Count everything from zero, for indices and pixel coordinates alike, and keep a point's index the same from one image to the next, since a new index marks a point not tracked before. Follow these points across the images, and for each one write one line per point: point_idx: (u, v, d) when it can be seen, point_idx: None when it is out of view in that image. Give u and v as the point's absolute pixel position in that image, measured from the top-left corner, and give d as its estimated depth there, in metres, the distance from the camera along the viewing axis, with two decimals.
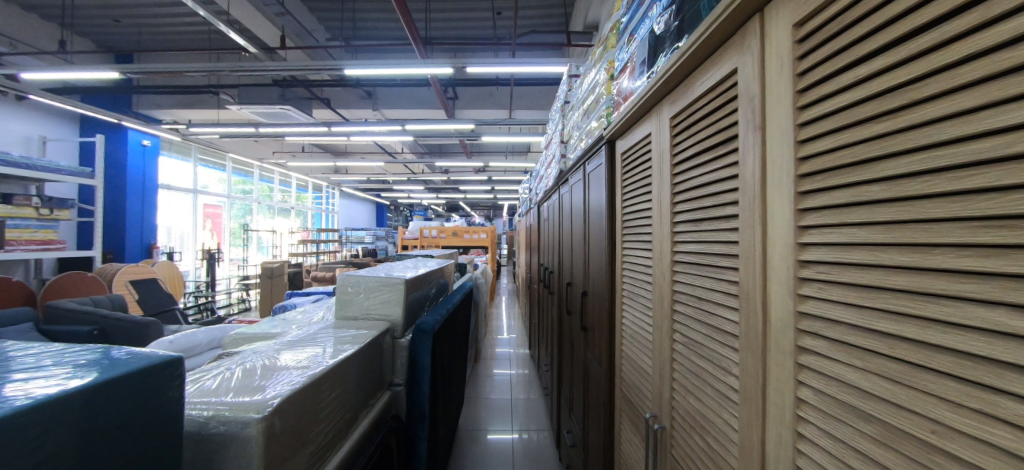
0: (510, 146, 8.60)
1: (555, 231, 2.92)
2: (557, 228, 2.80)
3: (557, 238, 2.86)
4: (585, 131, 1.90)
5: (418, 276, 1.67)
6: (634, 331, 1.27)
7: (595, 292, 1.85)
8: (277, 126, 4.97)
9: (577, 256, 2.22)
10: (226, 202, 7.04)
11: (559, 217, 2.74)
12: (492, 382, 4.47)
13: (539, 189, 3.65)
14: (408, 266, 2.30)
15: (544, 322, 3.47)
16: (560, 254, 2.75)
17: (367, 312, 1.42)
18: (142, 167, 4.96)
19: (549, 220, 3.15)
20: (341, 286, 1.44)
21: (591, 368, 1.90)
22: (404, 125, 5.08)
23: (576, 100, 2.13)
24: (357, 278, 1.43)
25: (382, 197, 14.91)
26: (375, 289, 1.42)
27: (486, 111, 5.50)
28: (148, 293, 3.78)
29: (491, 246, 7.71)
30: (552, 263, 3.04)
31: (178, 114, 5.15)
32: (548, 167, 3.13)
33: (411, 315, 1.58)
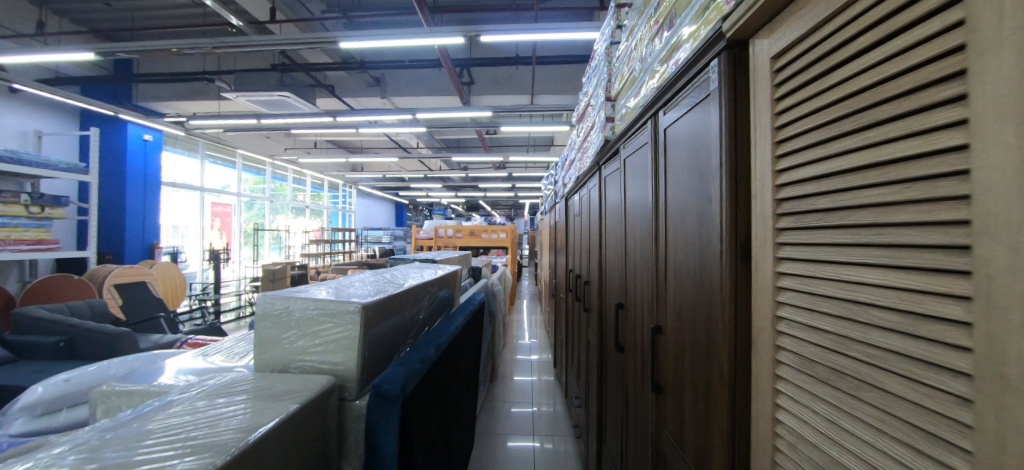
0: (531, 140, 8.04)
1: (588, 226, 2.40)
2: (592, 222, 2.28)
3: (591, 234, 2.33)
4: (658, 71, 1.38)
5: (396, 296, 1.20)
6: (868, 437, 0.64)
7: (686, 321, 1.23)
8: (284, 112, 4.78)
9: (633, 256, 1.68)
10: (235, 202, 7.14)
11: (596, 207, 2.22)
12: (505, 391, 4.03)
13: (566, 179, 3.08)
14: (398, 276, 1.85)
15: (572, 337, 2.93)
16: (597, 256, 2.22)
17: (301, 354, 0.98)
18: (144, 162, 5.22)
19: (578, 217, 2.60)
20: (263, 312, 1.00)
21: (682, 441, 1.26)
22: (413, 115, 4.70)
23: (632, 42, 1.62)
24: (292, 301, 0.98)
25: (402, 197, 14.74)
26: (313, 321, 0.97)
27: (504, 98, 5.00)
28: (136, 298, 3.74)
29: (510, 246, 7.22)
30: (584, 266, 2.51)
31: (180, 107, 5.26)
32: (580, 148, 2.55)
33: (379, 356, 1.12)
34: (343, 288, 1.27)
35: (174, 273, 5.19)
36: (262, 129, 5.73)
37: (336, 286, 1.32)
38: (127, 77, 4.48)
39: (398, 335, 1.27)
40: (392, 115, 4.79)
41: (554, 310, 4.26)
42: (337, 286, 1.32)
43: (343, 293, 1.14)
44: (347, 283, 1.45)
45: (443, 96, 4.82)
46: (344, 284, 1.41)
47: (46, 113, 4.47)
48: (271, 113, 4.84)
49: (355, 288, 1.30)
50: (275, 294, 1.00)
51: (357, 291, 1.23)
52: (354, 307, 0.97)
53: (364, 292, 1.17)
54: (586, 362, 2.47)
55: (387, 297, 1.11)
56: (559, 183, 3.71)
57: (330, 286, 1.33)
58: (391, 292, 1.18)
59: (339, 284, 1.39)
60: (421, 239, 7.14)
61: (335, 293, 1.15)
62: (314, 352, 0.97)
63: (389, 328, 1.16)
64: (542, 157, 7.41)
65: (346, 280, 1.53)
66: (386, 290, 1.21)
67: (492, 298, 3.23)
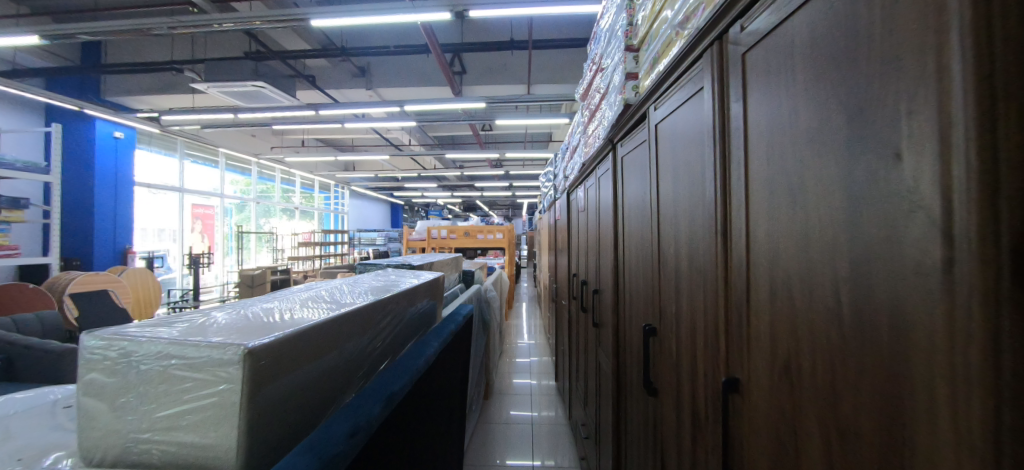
0: (529, 136, 7.72)
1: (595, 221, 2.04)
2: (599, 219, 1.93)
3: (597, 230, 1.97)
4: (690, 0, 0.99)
5: (324, 326, 0.88)
6: None
7: (779, 362, 0.71)
8: (262, 105, 4.48)
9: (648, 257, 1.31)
10: (218, 203, 6.85)
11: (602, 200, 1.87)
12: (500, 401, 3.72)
13: (571, 168, 2.67)
14: (363, 287, 1.53)
15: (574, 347, 2.61)
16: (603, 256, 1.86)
17: (150, 424, 0.67)
18: (115, 162, 4.85)
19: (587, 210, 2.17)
20: (94, 355, 0.68)
21: None
22: (401, 107, 4.40)
23: None
24: (137, 344, 0.67)
25: (397, 197, 14.41)
26: (163, 377, 0.66)
27: (498, 88, 4.68)
28: (97, 308, 3.41)
29: (507, 247, 6.90)
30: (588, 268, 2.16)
31: (153, 102, 4.94)
32: (590, 126, 2.12)
33: (286, 422, 0.78)
34: (258, 314, 0.96)
35: (147, 280, 4.79)
36: (243, 125, 5.42)
37: (252, 311, 1.00)
38: (91, 68, 4.16)
39: (338, 374, 0.95)
40: (378, 107, 4.49)
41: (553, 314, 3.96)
42: (253, 311, 1.00)
43: (244, 325, 0.83)
44: (279, 303, 1.14)
45: (433, 86, 4.50)
46: (274, 306, 1.09)
47: (9, 109, 4.18)
48: (248, 106, 4.54)
49: (278, 313, 0.99)
50: (113, 336, 0.69)
51: (272, 319, 0.91)
52: (222, 354, 0.64)
53: (275, 323, 0.85)
54: (593, 384, 2.08)
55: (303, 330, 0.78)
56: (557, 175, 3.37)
57: (246, 310, 1.02)
58: (313, 320, 0.85)
59: (264, 307, 1.07)
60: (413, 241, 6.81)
61: (232, 326, 0.83)
62: (162, 426, 0.66)
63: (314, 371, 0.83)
64: (540, 153, 7.09)
65: (280, 298, 1.22)
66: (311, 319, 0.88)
67: (484, 306, 2.91)
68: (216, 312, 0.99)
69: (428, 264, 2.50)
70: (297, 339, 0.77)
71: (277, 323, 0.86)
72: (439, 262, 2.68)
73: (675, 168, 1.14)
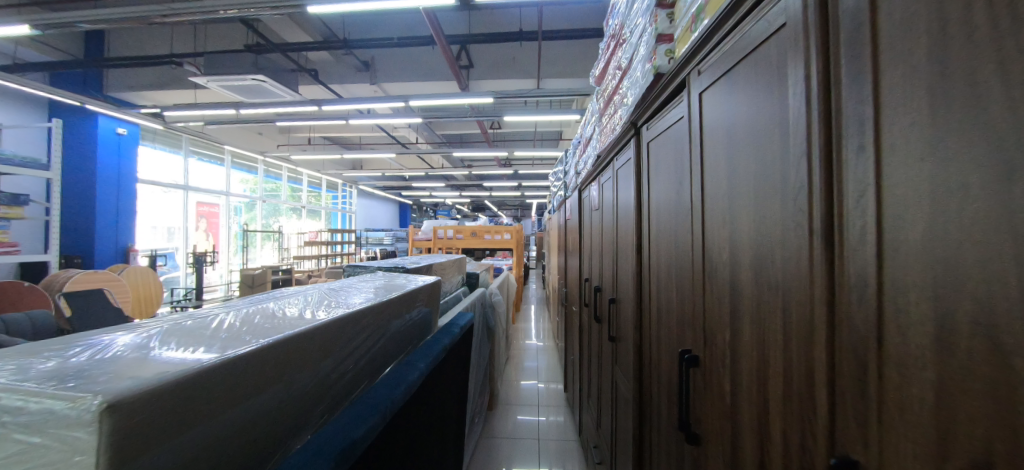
0: (538, 134, 7.53)
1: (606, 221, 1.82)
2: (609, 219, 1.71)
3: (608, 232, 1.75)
4: None
5: (255, 356, 0.69)
6: None
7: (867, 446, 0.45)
8: (265, 100, 4.39)
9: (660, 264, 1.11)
10: (223, 201, 6.93)
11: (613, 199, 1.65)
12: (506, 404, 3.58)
13: (582, 165, 2.39)
14: (348, 291, 1.35)
15: (583, 356, 2.41)
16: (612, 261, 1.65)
17: None
18: (117, 161, 4.96)
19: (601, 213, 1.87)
20: None
21: None
22: (405, 103, 4.26)
23: None
24: None
25: (405, 196, 14.38)
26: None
27: (506, 83, 4.51)
28: (91, 306, 3.38)
29: (516, 247, 6.70)
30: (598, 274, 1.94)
31: (154, 97, 4.95)
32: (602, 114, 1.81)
33: None
34: (191, 331, 0.79)
35: (147, 276, 4.84)
36: (248, 121, 5.35)
37: (191, 325, 0.84)
38: (94, 61, 4.12)
39: (283, 412, 0.77)
40: (382, 103, 4.37)
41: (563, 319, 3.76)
42: (193, 324, 0.84)
43: (155, 349, 0.66)
44: (236, 312, 0.98)
45: (438, 81, 4.35)
46: (227, 316, 0.93)
47: (11, 105, 4.18)
48: (251, 101, 4.45)
49: (215, 331, 0.80)
50: None
51: (201, 339, 0.73)
52: (60, 409, 0.46)
53: (192, 349, 0.67)
54: (607, 408, 1.82)
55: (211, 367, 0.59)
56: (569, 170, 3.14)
57: (188, 323, 0.87)
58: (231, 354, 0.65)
59: (214, 317, 0.91)
60: (418, 241, 6.68)
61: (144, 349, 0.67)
62: None
63: (237, 416, 0.65)
64: (549, 151, 6.90)
65: (243, 305, 1.06)
66: (239, 346, 0.70)
67: (488, 311, 2.73)
68: (152, 324, 0.84)
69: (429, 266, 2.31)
70: (204, 380, 0.58)
71: (198, 347, 0.69)
72: (441, 264, 2.51)
73: (699, 159, 0.93)
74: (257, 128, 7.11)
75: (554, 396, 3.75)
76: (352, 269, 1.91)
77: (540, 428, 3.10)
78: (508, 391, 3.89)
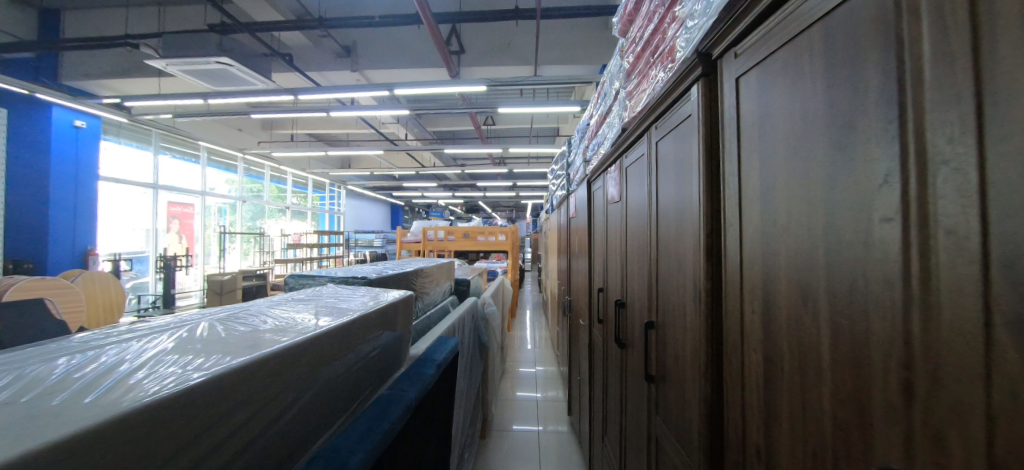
0: (535, 130, 7.16)
1: (613, 218, 1.47)
2: (619, 216, 1.35)
3: (616, 232, 1.40)
4: None
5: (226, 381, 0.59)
6: None
7: None
8: (235, 88, 4.02)
9: (688, 275, 0.78)
10: (198, 201, 6.67)
11: (625, 191, 1.29)
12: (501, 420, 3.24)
13: (591, 148, 1.95)
14: (294, 308, 1.00)
15: (586, 375, 2.07)
16: (620, 267, 1.31)
17: None
18: (74, 155, 4.55)
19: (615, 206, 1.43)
20: None
21: None
22: (390, 92, 3.92)
23: None
24: None
25: (396, 196, 13.97)
26: None
27: (500, 70, 4.15)
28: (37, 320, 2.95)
29: (511, 249, 6.32)
30: (602, 282, 1.60)
31: (116, 87, 4.51)
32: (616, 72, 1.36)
33: None
34: None
35: (106, 281, 4.43)
36: (222, 114, 4.98)
37: None
38: (47, 44, 3.72)
39: (271, 432, 0.68)
40: (365, 93, 4.02)
41: (563, 328, 3.42)
42: (49, 375, 0.56)
43: (121, 370, 0.58)
44: (118, 348, 0.67)
45: (425, 69, 4.01)
46: (68, 365, 0.59)
47: None
48: (219, 89, 4.08)
49: None
50: None
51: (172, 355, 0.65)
52: None
53: None
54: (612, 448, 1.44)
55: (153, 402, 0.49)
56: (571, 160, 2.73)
57: None
58: None
59: (77, 361, 0.61)
60: (406, 243, 6.31)
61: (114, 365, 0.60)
62: None
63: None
64: (546, 148, 6.54)
65: (135, 335, 0.74)
66: None
67: (483, 325, 2.37)
68: (45, 356, 0.63)
69: (414, 276, 1.90)
70: (91, 443, 0.43)
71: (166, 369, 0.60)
72: (428, 273, 2.09)
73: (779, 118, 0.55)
74: (237, 123, 6.91)
75: (551, 410, 3.41)
76: (296, 277, 1.32)
77: (539, 447, 2.77)
78: (502, 405, 3.55)
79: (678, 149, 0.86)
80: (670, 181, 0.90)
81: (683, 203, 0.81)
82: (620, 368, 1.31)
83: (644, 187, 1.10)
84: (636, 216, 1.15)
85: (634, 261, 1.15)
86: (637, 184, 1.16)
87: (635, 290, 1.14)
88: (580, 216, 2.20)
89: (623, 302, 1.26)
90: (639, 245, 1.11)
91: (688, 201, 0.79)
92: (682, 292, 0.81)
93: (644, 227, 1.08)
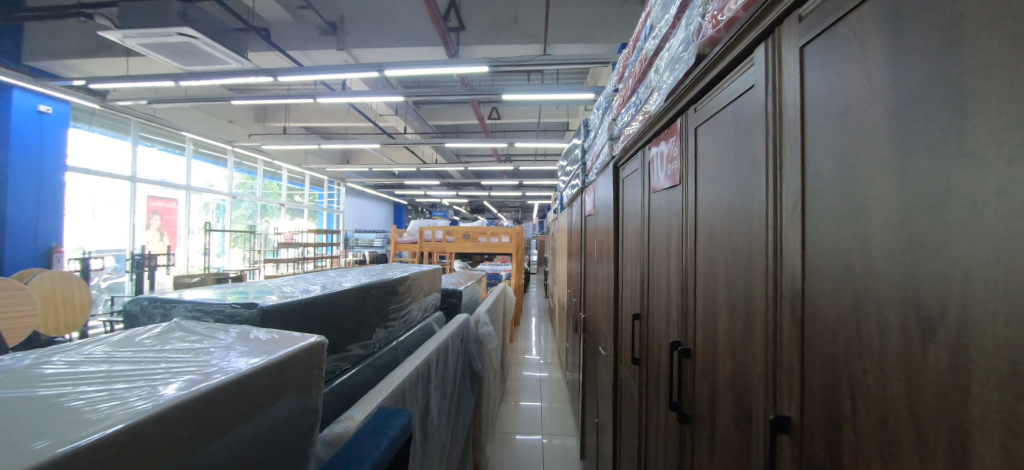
0: (543, 124, 6.67)
1: (657, 215, 1.00)
2: (674, 209, 0.89)
3: (665, 234, 0.93)
4: None
5: (208, 398, 0.47)
6: None
7: None
8: (210, 67, 3.65)
9: (951, 343, 0.31)
10: (183, 195, 6.44)
11: (688, 168, 0.82)
12: (501, 448, 2.80)
13: (616, 126, 1.45)
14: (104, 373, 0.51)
15: (606, 419, 1.58)
16: (677, 287, 0.84)
17: None
18: (38, 140, 4.25)
19: (667, 199, 0.93)
20: None
21: None
22: (379, 73, 3.49)
23: None
24: None
25: (399, 195, 13.59)
26: None
27: (505, 49, 3.68)
28: None
29: (516, 251, 5.82)
30: (634, 302, 1.16)
31: (84, 68, 4.15)
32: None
33: None
34: None
35: (71, 280, 4.02)
36: (203, 99, 4.61)
37: None
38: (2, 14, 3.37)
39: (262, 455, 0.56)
40: (352, 74, 3.61)
41: (573, 343, 2.95)
42: None
43: (71, 386, 0.47)
44: None
45: (419, 47, 3.58)
46: None
47: None
48: (192, 69, 3.72)
49: None
50: None
51: (134, 368, 0.53)
52: None
53: None
54: None
55: (119, 431, 0.38)
56: (587, 146, 2.24)
57: None
58: None
59: None
60: (401, 244, 5.87)
61: (68, 377, 0.49)
62: None
63: None
64: (555, 142, 6.05)
65: None
66: None
67: (476, 349, 1.88)
68: None
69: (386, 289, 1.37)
70: None
71: (129, 385, 0.48)
72: (405, 285, 1.57)
73: None
74: (227, 115, 6.71)
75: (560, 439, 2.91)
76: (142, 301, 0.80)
77: None
78: (505, 427, 3.11)
79: (842, 64, 0.43)
80: (821, 133, 0.46)
81: (853, 173, 0.41)
82: (677, 454, 0.83)
83: (739, 156, 0.64)
84: (717, 206, 0.70)
85: (713, 280, 0.69)
86: (718, 154, 0.71)
87: (715, 331, 0.68)
88: (601, 213, 1.71)
89: (681, 342, 0.81)
90: (728, 255, 0.65)
91: (998, 155, 0.28)
92: (868, 360, 0.39)
93: (738, 222, 0.63)
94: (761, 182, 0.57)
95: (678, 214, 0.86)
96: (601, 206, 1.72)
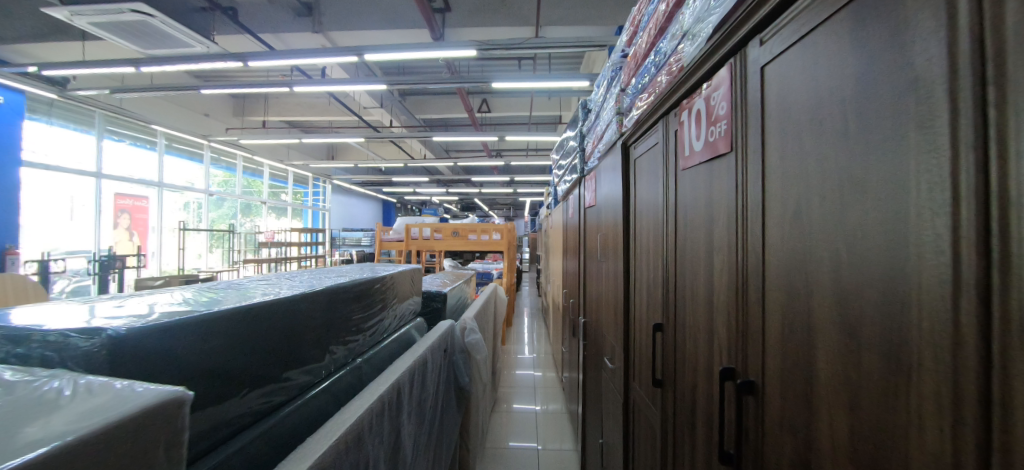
0: (535, 117, 6.45)
1: (690, 202, 0.77)
2: (719, 192, 0.66)
3: (705, 225, 0.70)
4: None
5: None
6: None
7: None
8: (172, 52, 3.35)
9: None
10: (155, 193, 6.06)
11: (745, 134, 0.59)
12: (492, 461, 2.58)
13: (623, 100, 1.23)
14: None
15: (612, 442, 1.35)
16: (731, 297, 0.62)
17: None
18: None
19: (705, 179, 0.71)
20: None
21: None
22: (358, 57, 3.22)
23: None
24: None
25: (388, 193, 13.23)
26: None
27: (494, 32, 3.43)
28: None
29: (508, 249, 5.60)
30: (654, 310, 0.94)
31: (36, 54, 3.79)
32: None
33: None
34: None
35: (26, 283, 3.63)
36: (169, 87, 4.27)
37: None
38: None
39: None
40: (329, 58, 3.33)
41: (569, 346, 2.75)
42: None
43: None
44: None
45: (402, 29, 3.31)
46: None
47: None
48: (151, 53, 3.40)
49: None
50: None
51: None
52: None
53: None
54: None
55: (47, 453, 0.34)
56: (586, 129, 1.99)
57: None
58: None
59: None
60: (386, 242, 5.57)
61: None
62: None
63: None
64: (548, 136, 5.82)
65: None
66: None
67: (463, 360, 1.64)
68: None
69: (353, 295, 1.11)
70: None
71: None
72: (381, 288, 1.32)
73: None
74: (203, 108, 6.40)
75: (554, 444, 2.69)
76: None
77: None
78: (497, 435, 2.90)
79: None
80: None
81: None
82: None
83: (839, 105, 0.42)
84: (801, 184, 0.48)
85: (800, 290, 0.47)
86: (800, 108, 0.48)
87: (808, 368, 0.46)
88: (605, 204, 1.47)
89: (735, 372, 0.60)
90: (831, 256, 0.43)
91: None
92: None
93: (845, 206, 0.41)
94: (897, 141, 0.36)
95: (728, 199, 0.63)
96: (604, 194, 1.48)
